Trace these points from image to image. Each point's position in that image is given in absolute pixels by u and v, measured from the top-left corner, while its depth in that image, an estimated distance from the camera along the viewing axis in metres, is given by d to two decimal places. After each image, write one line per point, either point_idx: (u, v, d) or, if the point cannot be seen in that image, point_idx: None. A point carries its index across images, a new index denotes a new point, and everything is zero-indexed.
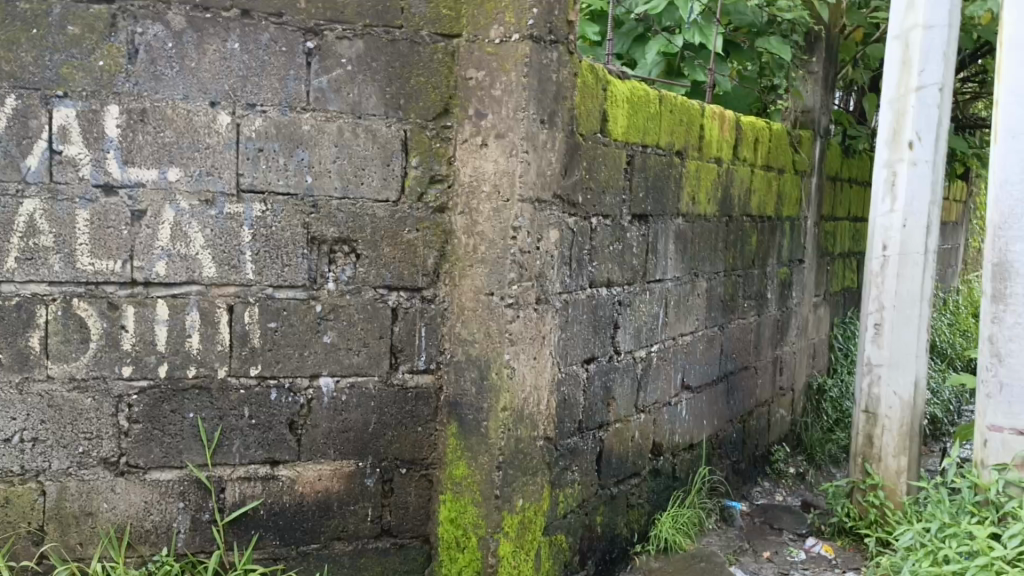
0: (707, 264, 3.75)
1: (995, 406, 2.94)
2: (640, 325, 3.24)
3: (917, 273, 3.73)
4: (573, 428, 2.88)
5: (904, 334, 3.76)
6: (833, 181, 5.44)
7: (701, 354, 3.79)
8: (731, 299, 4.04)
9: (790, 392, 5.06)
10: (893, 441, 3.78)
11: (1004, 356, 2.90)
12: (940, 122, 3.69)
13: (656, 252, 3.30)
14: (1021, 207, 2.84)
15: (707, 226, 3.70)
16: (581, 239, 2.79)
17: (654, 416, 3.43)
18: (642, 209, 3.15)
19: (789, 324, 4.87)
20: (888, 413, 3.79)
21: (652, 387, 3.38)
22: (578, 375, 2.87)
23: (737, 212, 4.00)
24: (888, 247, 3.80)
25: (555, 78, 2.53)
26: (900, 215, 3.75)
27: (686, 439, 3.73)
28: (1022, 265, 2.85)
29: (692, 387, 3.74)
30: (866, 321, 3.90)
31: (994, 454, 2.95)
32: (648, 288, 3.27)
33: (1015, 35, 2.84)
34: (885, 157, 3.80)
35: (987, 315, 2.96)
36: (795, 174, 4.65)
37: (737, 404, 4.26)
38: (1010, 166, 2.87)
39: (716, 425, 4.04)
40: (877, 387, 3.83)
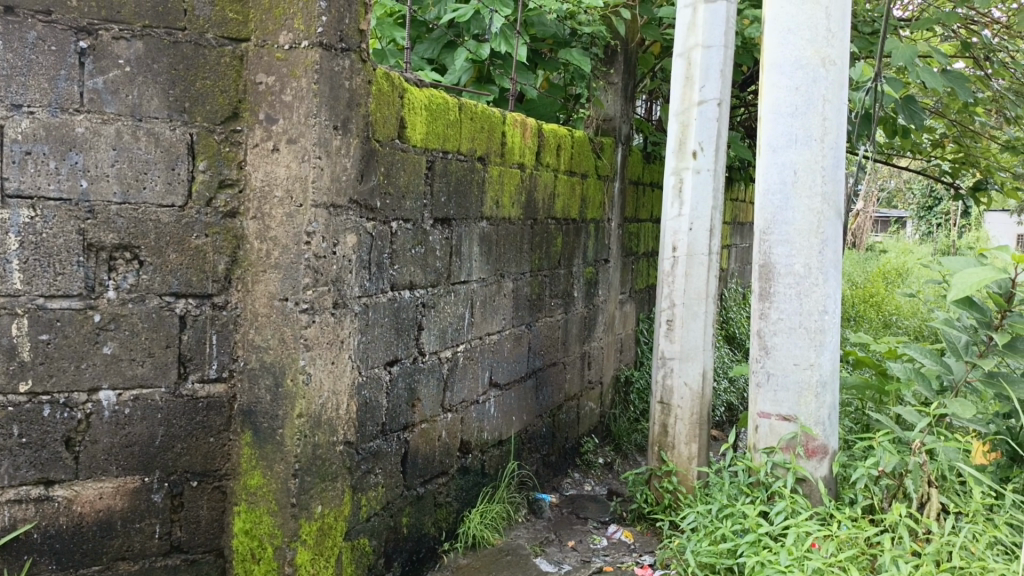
0: (513, 266, 3.88)
1: (763, 395, 3.24)
2: (445, 326, 3.31)
3: (703, 273, 4.04)
4: (375, 431, 2.90)
5: (693, 329, 4.06)
6: (636, 185, 5.77)
7: (509, 352, 3.92)
8: (538, 299, 4.21)
9: (599, 385, 5.32)
10: (685, 429, 4.08)
11: (769, 348, 3.20)
12: (718, 133, 4.01)
13: (460, 255, 3.38)
14: (780, 213, 3.15)
15: (512, 229, 3.83)
16: (381, 243, 2.82)
17: (462, 415, 3.52)
18: (444, 213, 3.22)
19: (595, 321, 5.12)
20: (680, 403, 4.09)
21: (459, 387, 3.46)
22: (380, 378, 2.89)
23: (542, 215, 4.16)
24: (677, 248, 4.09)
25: (348, 85, 2.55)
26: (687, 218, 4.04)
27: (495, 435, 3.84)
28: (782, 267, 3.16)
29: (500, 384, 3.86)
30: (659, 317, 4.18)
31: (763, 438, 3.25)
32: (453, 290, 3.35)
33: (772, 58, 3.14)
34: (672, 165, 4.09)
35: (756, 312, 3.25)
36: (597, 178, 4.90)
37: (546, 399, 4.43)
38: (771, 176, 3.17)
39: (525, 421, 4.19)
40: (670, 379, 4.12)
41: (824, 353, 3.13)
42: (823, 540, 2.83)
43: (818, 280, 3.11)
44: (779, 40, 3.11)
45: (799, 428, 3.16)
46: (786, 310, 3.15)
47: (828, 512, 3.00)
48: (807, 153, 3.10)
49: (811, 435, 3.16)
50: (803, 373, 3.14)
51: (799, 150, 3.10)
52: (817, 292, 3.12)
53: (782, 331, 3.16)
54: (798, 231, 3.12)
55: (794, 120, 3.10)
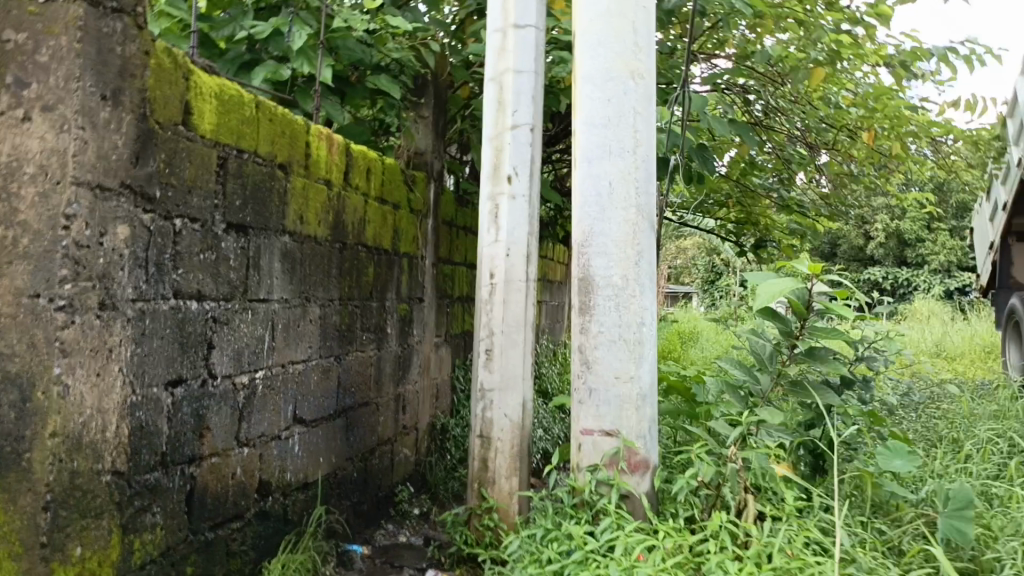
0: (320, 290, 3.58)
1: (586, 411, 3.10)
2: (241, 348, 2.95)
3: (520, 300, 3.93)
4: (153, 462, 2.46)
5: (512, 358, 3.92)
6: (449, 226, 5.65)
7: (315, 385, 3.57)
8: (347, 329, 3.90)
9: (414, 432, 5.03)
10: (505, 463, 3.87)
11: (591, 362, 3.08)
12: (532, 159, 3.96)
13: (258, 268, 3.04)
14: (597, 224, 3.09)
15: (318, 250, 3.54)
16: (161, 240, 2.46)
17: (261, 451, 3.13)
18: (240, 219, 2.90)
19: (410, 361, 4.86)
20: (500, 436, 3.89)
21: (257, 419, 3.08)
22: (159, 400, 2.48)
23: (351, 240, 3.91)
24: (494, 275, 3.96)
25: (119, 51, 2.23)
26: (504, 243, 3.93)
27: (300, 478, 3.45)
28: (601, 278, 3.08)
29: (305, 421, 3.49)
30: (477, 347, 4.00)
31: (587, 457, 3.09)
32: (252, 308, 3.01)
33: (585, 69, 3.12)
34: (487, 190, 3.98)
35: (576, 326, 3.14)
36: (409, 212, 4.73)
37: (358, 442, 4.09)
38: (587, 187, 3.12)
39: (334, 464, 3.82)
40: (490, 412, 3.92)
41: (644, 365, 3.06)
42: (648, 551, 2.72)
43: (635, 290, 3.06)
44: (590, 53, 3.11)
45: (622, 443, 3.04)
46: (607, 321, 3.05)
47: (653, 527, 2.87)
48: (621, 163, 3.06)
49: (634, 449, 3.04)
50: (625, 386, 3.04)
51: (614, 160, 3.07)
52: (635, 303, 3.05)
53: (603, 344, 3.06)
54: (615, 241, 3.06)
55: (607, 131, 3.07)
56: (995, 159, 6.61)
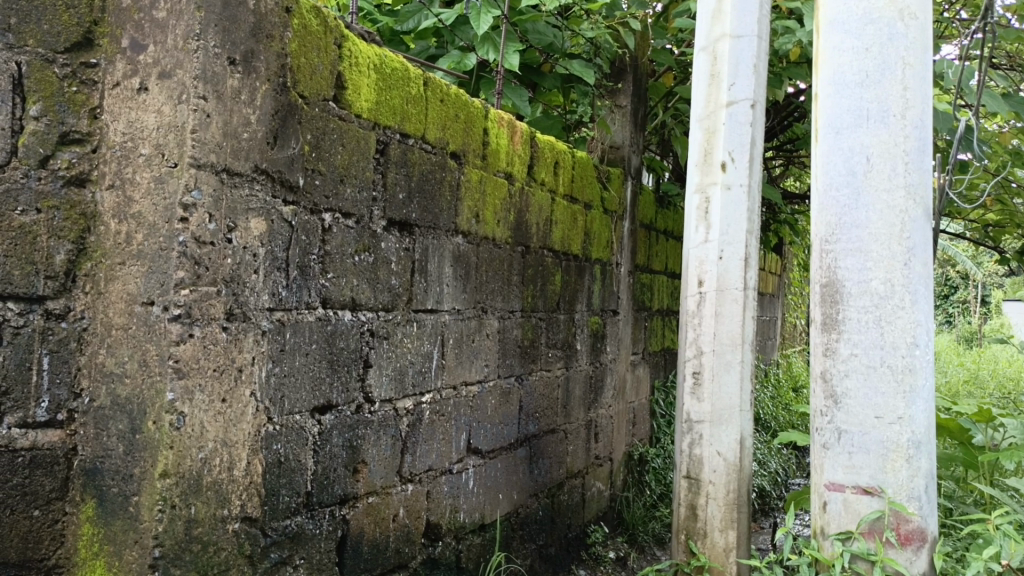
0: (499, 301, 3.09)
1: (832, 460, 2.37)
2: (403, 367, 2.48)
3: (735, 313, 3.22)
4: (294, 505, 2.05)
5: (727, 384, 3.22)
6: (648, 229, 5.01)
7: (494, 410, 3.07)
8: (531, 347, 3.38)
9: (608, 464, 4.44)
10: (720, 512, 3.21)
11: (841, 396, 2.36)
12: (753, 142, 3.26)
13: (427, 274, 2.59)
14: (849, 213, 2.35)
15: (497, 253, 3.05)
16: (304, 238, 2.04)
17: (429, 489, 2.66)
18: (404, 215, 2.45)
19: (603, 382, 4.27)
20: (712, 479, 3.22)
21: (424, 451, 2.62)
22: (303, 430, 2.07)
23: (536, 243, 3.38)
24: (704, 283, 3.27)
25: (253, 6, 1.83)
26: (715, 245, 3.25)
27: (475, 520, 2.97)
28: (853, 285, 2.34)
29: (482, 451, 3.00)
30: (683, 370, 3.34)
31: (837, 521, 2.37)
32: (419, 322, 2.56)
33: (831, 15, 2.41)
34: (696, 182, 3.33)
35: (818, 347, 2.42)
36: (604, 213, 4.16)
37: (543, 476, 3.56)
38: (833, 166, 2.39)
39: (516, 501, 3.31)
40: (699, 449, 3.26)
41: (916, 403, 2.29)
42: None
43: (903, 301, 2.29)
44: None
45: (887, 506, 2.29)
46: (863, 343, 2.32)
47: None
48: (883, 133, 2.31)
49: (903, 515, 2.28)
50: (891, 430, 2.29)
51: (872, 128, 2.32)
52: (903, 318, 2.29)
53: (857, 372, 2.33)
54: (873, 236, 2.31)
55: (864, 91, 2.34)
56: None
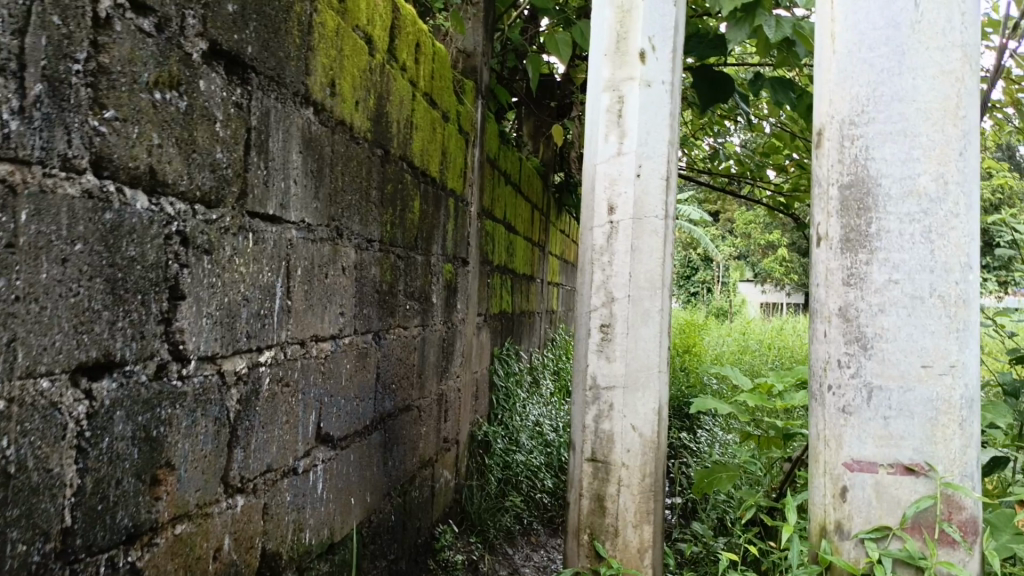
0: (356, 223, 2.16)
1: (857, 429, 1.70)
2: (233, 303, 1.49)
3: (654, 247, 2.49)
4: (37, 556, 1.03)
5: (644, 339, 2.48)
6: (492, 166, 4.23)
7: (348, 378, 2.13)
8: (390, 294, 2.47)
9: (454, 448, 3.61)
10: (633, 503, 2.46)
11: (872, 339, 1.69)
12: (675, 28, 2.53)
13: (268, 156, 1.62)
14: (886, 85, 1.71)
15: (355, 152, 2.11)
16: (57, 22, 1.02)
17: (268, 502, 1.69)
18: (235, 45, 1.46)
19: (452, 347, 3.42)
20: (625, 461, 2.47)
21: (262, 443, 1.64)
22: (60, 410, 1.05)
23: (397, 149, 2.47)
24: (614, 209, 2.50)
25: None
26: (632, 158, 2.48)
27: (324, 539, 2.01)
28: (894, 186, 1.69)
29: (332, 440, 2.06)
30: (584, 323, 2.56)
31: (863, 513, 1.71)
32: (260, 236, 1.59)
33: None
34: (603, 77, 2.54)
35: (834, 275, 1.75)
36: (458, 132, 3.31)
37: (397, 467, 2.66)
38: (863, 19, 1.74)
39: (369, 506, 2.39)
40: (607, 423, 2.49)
41: (968, 345, 1.68)
42: None
43: (956, 206, 1.68)
44: None
45: (937, 489, 1.65)
46: (907, 265, 1.67)
47: None
48: None
49: (955, 500, 1.66)
50: (943, 383, 1.65)
51: None
52: (956, 230, 1.68)
53: (897, 306, 1.67)
54: (922, 113, 1.68)
55: None
56: None
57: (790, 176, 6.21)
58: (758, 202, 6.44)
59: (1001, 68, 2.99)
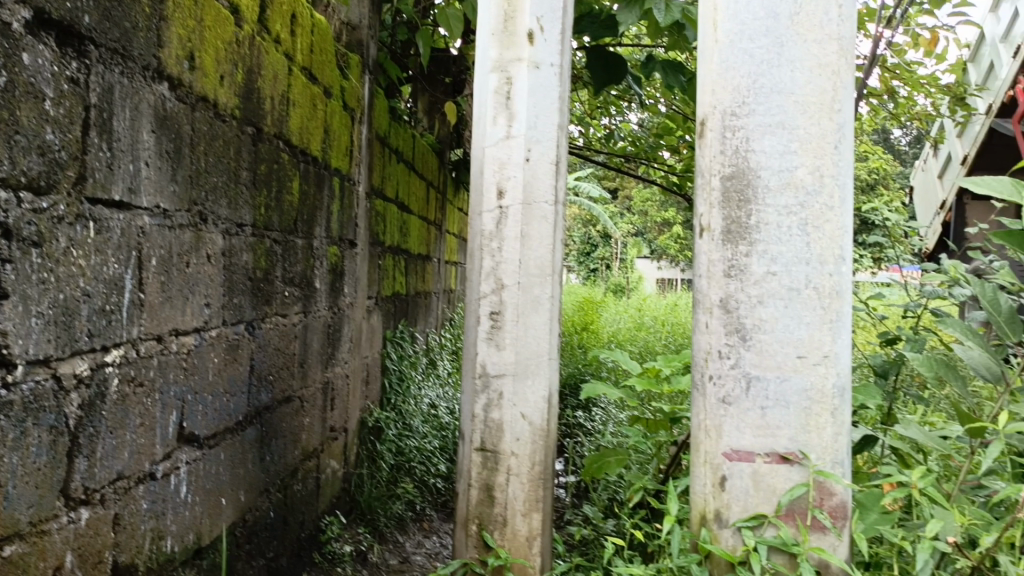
0: (224, 206, 2.00)
1: (736, 419, 1.70)
2: (69, 299, 1.34)
3: (544, 233, 2.44)
4: None
5: (534, 326, 2.42)
6: (382, 145, 4.11)
7: (216, 372, 2.00)
8: (266, 281, 2.33)
9: (342, 436, 3.50)
10: (523, 491, 2.40)
11: (751, 329, 1.69)
12: (564, 9, 2.47)
13: (115, 136, 1.47)
14: (765, 76, 1.70)
15: (221, 131, 1.95)
16: None
17: (120, 512, 1.55)
18: (69, 13, 1.32)
19: (339, 333, 3.30)
20: (515, 450, 2.40)
21: (112, 449, 1.50)
22: None
23: (271, 127, 2.33)
24: (503, 193, 2.44)
25: None
26: (521, 142, 2.42)
27: (188, 545, 1.89)
28: (773, 178, 1.69)
29: (198, 439, 1.93)
30: (473, 311, 2.48)
31: (741, 501, 1.69)
32: (102, 224, 1.43)
33: None
34: (491, 57, 2.46)
35: (715, 266, 1.74)
36: (342, 109, 3.17)
37: (276, 462, 2.54)
38: (742, 7, 1.73)
39: (243, 505, 2.27)
40: (496, 412, 2.41)
41: (842, 336, 1.70)
42: None
43: (831, 198, 1.69)
44: None
45: (810, 476, 1.66)
46: (784, 257, 1.68)
47: None
48: None
49: (827, 486, 1.67)
50: (816, 372, 1.67)
51: None
52: (831, 222, 1.69)
53: (774, 297, 1.68)
54: (799, 105, 1.69)
55: None
56: (956, 108, 5.36)
57: (683, 157, 6.30)
58: (652, 182, 6.51)
59: (877, 56, 3.07)
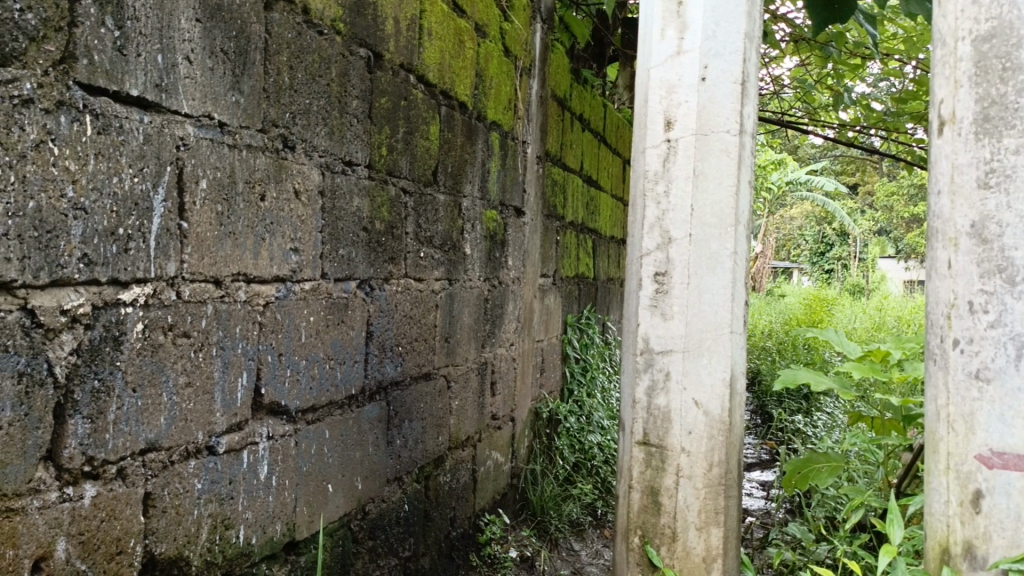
0: (324, 136, 1.67)
1: (998, 405, 1.15)
2: (45, 212, 0.99)
3: (726, 171, 1.80)
4: None
5: (711, 291, 1.79)
6: (560, 106, 3.70)
7: (314, 334, 1.66)
8: (390, 235, 2.01)
9: (508, 426, 3.10)
10: (697, 499, 1.78)
11: (1022, 268, 1.15)
12: None
13: (155, 22, 1.16)
14: None
15: (316, 45, 1.62)
16: None
17: (156, 491, 1.20)
18: None
19: (500, 309, 2.92)
20: (686, 446, 1.79)
21: (141, 423, 1.16)
22: None
23: (394, 54, 1.98)
24: (672, 123, 1.83)
25: None
26: (695, 58, 1.81)
27: (273, 539, 1.52)
28: None
29: (293, 415, 1.60)
30: (633, 271, 1.91)
31: (1007, 529, 1.16)
32: (114, 123, 1.09)
33: None
34: None
35: (965, 177, 1.19)
36: (502, 53, 2.79)
37: (412, 447, 2.19)
38: None
39: (365, 495, 1.92)
40: (662, 400, 1.82)
41: None
42: None
43: None
44: None
45: None
46: None
47: None
48: None
49: None
50: None
51: None
52: None
53: None
54: None
55: None
56: None
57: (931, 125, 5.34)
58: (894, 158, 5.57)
59: None
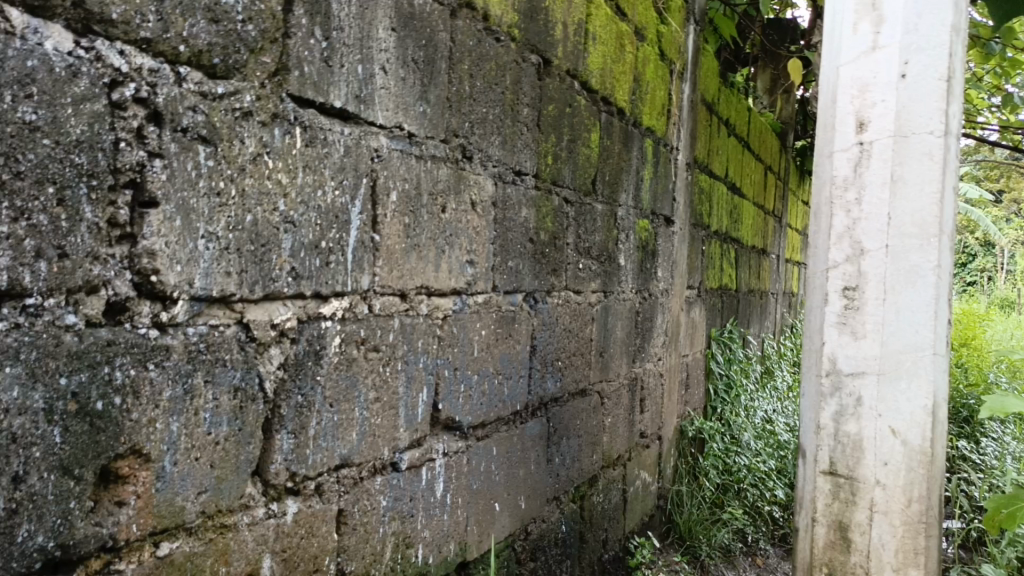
0: (497, 145, 1.63)
1: None
2: (261, 225, 0.98)
3: (930, 176, 1.54)
4: None
5: (911, 310, 1.56)
6: (708, 110, 3.58)
7: (485, 349, 1.63)
8: (553, 246, 1.96)
9: (655, 444, 3.00)
10: (893, 538, 1.58)
11: None
12: None
13: (356, 32, 1.14)
14: None
15: (493, 52, 1.58)
16: None
17: (347, 508, 1.18)
18: None
19: (649, 323, 2.83)
20: (880, 477, 1.59)
21: (335, 439, 1.15)
22: None
23: (562, 61, 1.93)
24: (865, 124, 1.60)
25: None
26: (893, 53, 1.57)
27: (447, 559, 1.49)
28: None
29: (466, 431, 1.57)
30: (815, 286, 1.69)
31: None
32: (319, 135, 1.08)
33: None
34: None
35: None
36: (658, 57, 2.71)
37: (569, 466, 2.12)
38: None
39: (526, 515, 1.87)
40: (852, 426, 1.61)
41: None
42: None
43: None
44: None
45: None
46: None
47: None
48: None
49: None
50: None
51: None
52: None
53: None
54: None
55: None
56: None
57: None
58: None
59: None
